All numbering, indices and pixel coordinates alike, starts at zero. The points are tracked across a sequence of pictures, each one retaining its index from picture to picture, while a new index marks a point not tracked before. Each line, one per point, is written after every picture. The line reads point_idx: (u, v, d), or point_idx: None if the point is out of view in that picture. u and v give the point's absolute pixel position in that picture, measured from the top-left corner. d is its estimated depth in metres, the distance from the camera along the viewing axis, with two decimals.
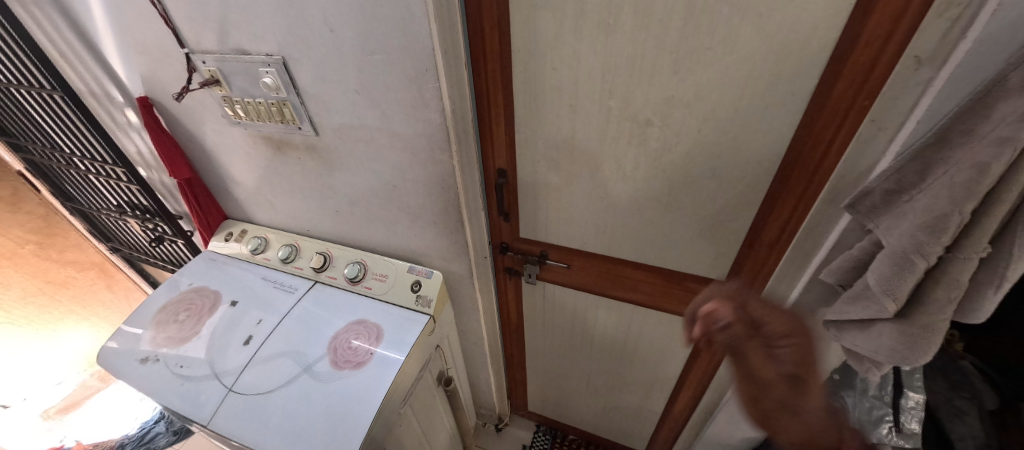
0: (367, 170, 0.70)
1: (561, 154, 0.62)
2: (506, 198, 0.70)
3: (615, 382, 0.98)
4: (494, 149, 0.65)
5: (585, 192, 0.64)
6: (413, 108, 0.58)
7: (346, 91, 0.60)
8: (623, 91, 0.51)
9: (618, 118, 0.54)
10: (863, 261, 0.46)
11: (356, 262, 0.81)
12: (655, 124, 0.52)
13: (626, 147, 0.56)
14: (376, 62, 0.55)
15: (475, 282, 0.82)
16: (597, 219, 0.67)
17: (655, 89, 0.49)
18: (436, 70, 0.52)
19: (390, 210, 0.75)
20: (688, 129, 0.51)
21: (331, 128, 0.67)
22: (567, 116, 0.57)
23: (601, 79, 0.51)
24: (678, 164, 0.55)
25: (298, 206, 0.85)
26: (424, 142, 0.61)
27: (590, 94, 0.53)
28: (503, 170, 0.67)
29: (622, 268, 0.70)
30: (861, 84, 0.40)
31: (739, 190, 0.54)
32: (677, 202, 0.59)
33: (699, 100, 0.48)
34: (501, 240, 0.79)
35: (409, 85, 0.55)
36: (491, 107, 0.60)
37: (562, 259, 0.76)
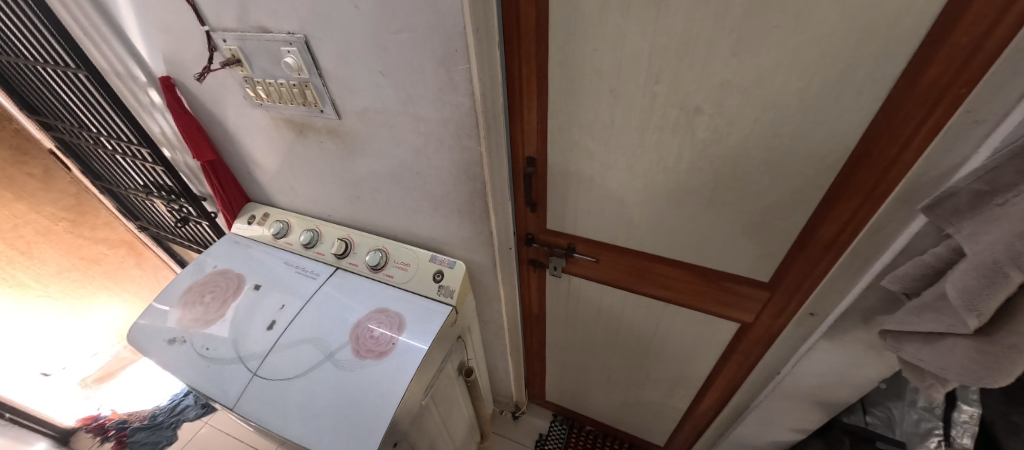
0: (391, 156, 0.68)
1: (596, 143, 0.58)
2: (534, 186, 0.68)
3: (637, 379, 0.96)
4: (524, 136, 0.61)
5: (621, 183, 0.61)
6: (440, 91, 0.54)
7: (370, 73, 0.57)
8: (671, 75, 0.46)
9: (662, 105, 0.49)
10: (938, 268, 0.42)
11: (378, 249, 0.80)
12: (706, 111, 0.48)
13: (670, 136, 0.52)
14: (402, 41, 0.51)
15: (498, 274, 0.80)
16: (632, 212, 0.63)
17: (708, 73, 0.45)
18: (467, 51, 0.49)
19: (414, 198, 0.73)
20: (743, 117, 0.46)
21: (354, 112, 0.64)
22: (606, 102, 0.53)
23: (647, 62, 0.47)
24: (727, 155, 0.50)
25: (320, 191, 0.84)
26: (451, 128, 0.58)
27: (633, 79, 0.49)
28: (532, 158, 0.64)
29: (652, 263, 0.68)
30: (959, 70, 0.34)
31: (795, 186, 0.49)
32: (722, 197, 0.55)
33: (759, 85, 0.43)
34: (526, 231, 0.76)
35: (437, 67, 0.52)
36: (523, 90, 0.56)
37: (590, 252, 0.73)
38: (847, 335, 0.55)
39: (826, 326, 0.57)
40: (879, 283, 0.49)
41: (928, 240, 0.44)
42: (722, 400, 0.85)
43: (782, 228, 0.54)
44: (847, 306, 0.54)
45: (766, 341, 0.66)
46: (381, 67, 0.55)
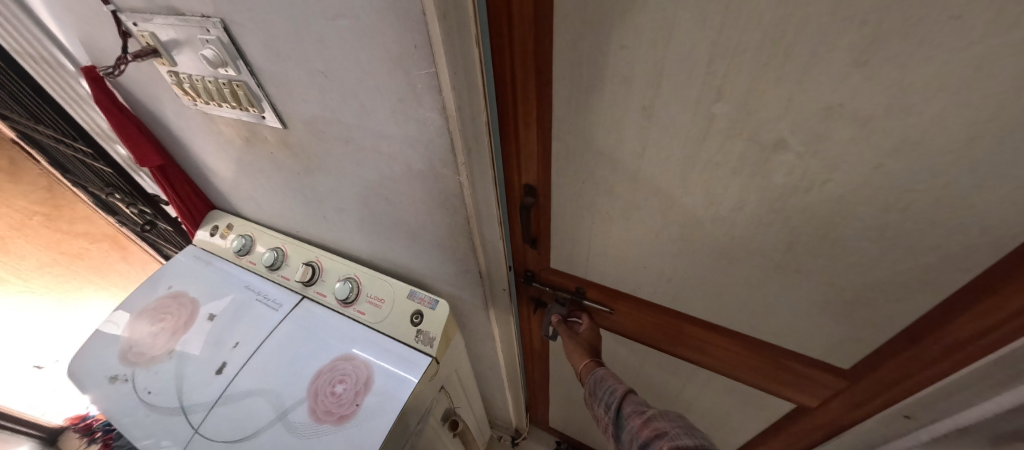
0: (353, 177, 0.53)
1: (620, 176, 0.43)
2: (534, 220, 0.54)
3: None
4: (522, 160, 0.46)
5: (654, 225, 0.46)
6: (401, 102, 0.39)
7: (309, 73, 0.42)
8: (744, 93, 0.31)
9: (724, 134, 0.34)
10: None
11: (348, 279, 0.67)
12: (793, 147, 0.32)
13: (731, 175, 0.37)
14: (342, 32, 0.36)
15: (491, 314, 0.66)
16: (669, 258, 0.49)
17: (805, 94, 0.29)
18: (431, 49, 0.33)
19: (385, 225, 0.59)
20: (853, 159, 0.31)
21: (299, 121, 0.49)
22: (638, 124, 0.37)
23: (706, 72, 0.31)
24: (815, 207, 0.35)
25: (282, 206, 0.70)
26: (419, 151, 0.43)
27: (681, 95, 0.33)
28: (532, 187, 0.49)
29: (680, 322, 0.57)
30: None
31: (914, 255, 0.34)
32: (796, 256, 0.40)
33: (891, 116, 0.27)
34: (525, 268, 0.64)
35: (393, 70, 0.36)
36: (518, 103, 0.40)
37: (603, 300, 0.62)
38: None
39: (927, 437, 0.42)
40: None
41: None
42: None
43: (885, 304, 0.39)
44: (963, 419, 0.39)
45: (833, 425, 0.53)
46: (322, 66, 0.40)
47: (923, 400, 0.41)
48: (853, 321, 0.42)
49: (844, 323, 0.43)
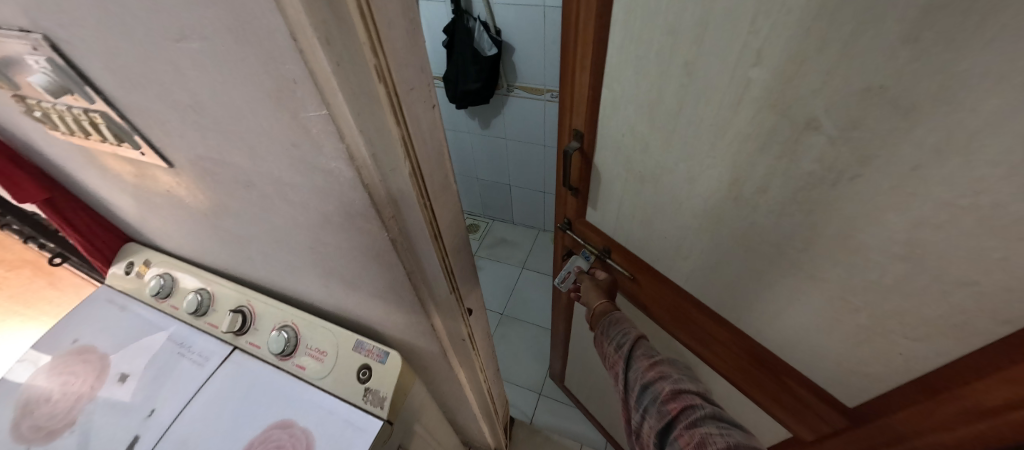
0: (267, 223, 0.43)
1: (655, 133, 0.49)
2: (575, 167, 0.65)
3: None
4: (574, 107, 0.59)
5: (679, 192, 0.51)
6: (297, 148, 0.29)
7: (174, 107, 0.31)
8: (784, 61, 0.33)
9: (758, 104, 0.37)
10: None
11: (283, 329, 0.58)
12: (826, 130, 0.33)
13: (760, 152, 0.39)
14: (198, 59, 0.26)
15: (453, 360, 0.58)
16: (690, 233, 0.53)
17: (847, 71, 0.29)
18: (314, 83, 0.24)
19: (318, 273, 0.49)
20: (890, 157, 0.30)
21: (185, 161, 0.38)
22: (681, 80, 0.42)
23: (747, 32, 0.34)
24: (841, 203, 0.35)
25: (200, 245, 0.60)
26: (332, 202, 0.34)
27: (720, 54, 0.37)
28: (579, 133, 0.61)
29: (692, 307, 0.60)
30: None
31: (944, 291, 0.32)
32: (815, 256, 0.40)
33: (937, 113, 0.27)
34: (565, 216, 0.75)
35: (275, 110, 0.27)
36: (577, 61, 0.53)
37: (625, 266, 0.68)
38: None
39: None
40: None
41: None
42: None
43: (902, 338, 0.36)
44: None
45: None
46: (187, 99, 0.30)
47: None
48: (864, 350, 0.40)
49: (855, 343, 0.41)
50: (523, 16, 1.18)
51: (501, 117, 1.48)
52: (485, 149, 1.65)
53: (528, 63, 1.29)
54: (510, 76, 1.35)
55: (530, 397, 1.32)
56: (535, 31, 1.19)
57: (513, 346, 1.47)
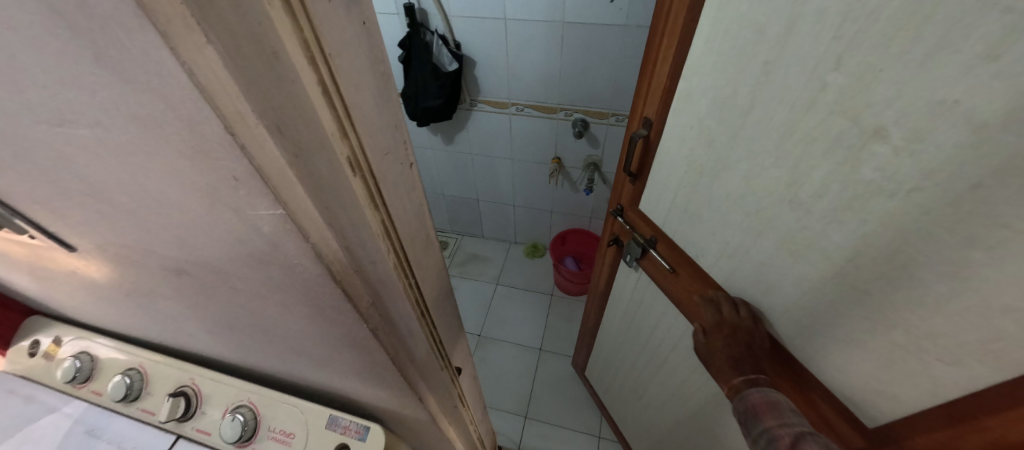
0: (211, 306, 0.35)
1: (724, 128, 0.52)
2: (639, 154, 0.70)
3: (662, 406, 0.89)
4: (648, 98, 0.64)
5: (735, 189, 0.53)
6: (245, 245, 0.23)
7: (64, 193, 0.24)
8: (862, 68, 0.35)
9: (829, 108, 0.39)
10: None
11: (237, 411, 0.49)
12: (892, 140, 0.35)
13: (823, 156, 0.41)
14: (94, 146, 0.19)
15: (444, 423, 0.52)
16: (738, 231, 0.55)
17: (923, 83, 0.31)
18: (265, 182, 0.18)
19: (281, 351, 0.42)
20: (954, 172, 0.32)
21: (93, 247, 0.30)
22: (758, 79, 0.45)
23: (833, 37, 0.36)
24: (895, 215, 0.36)
25: (125, 321, 0.49)
26: (295, 295, 0.28)
27: (803, 54, 0.40)
28: (649, 122, 0.66)
29: (729, 308, 0.61)
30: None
31: (983, 315, 0.33)
32: (857, 266, 0.41)
33: (1007, 132, 0.28)
34: (620, 203, 0.81)
35: (212, 207, 0.21)
36: (660, 57, 0.59)
37: (667, 258, 0.71)
38: None
39: None
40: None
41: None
42: None
43: (936, 361, 0.37)
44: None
45: None
46: (84, 186, 0.22)
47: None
48: (891, 370, 0.41)
49: (885, 363, 0.41)
50: (482, 30, 1.12)
51: (466, 131, 1.42)
52: (451, 165, 1.58)
53: (490, 77, 1.24)
54: (473, 91, 1.29)
55: (517, 421, 1.27)
56: (496, 45, 1.15)
57: (495, 369, 1.42)
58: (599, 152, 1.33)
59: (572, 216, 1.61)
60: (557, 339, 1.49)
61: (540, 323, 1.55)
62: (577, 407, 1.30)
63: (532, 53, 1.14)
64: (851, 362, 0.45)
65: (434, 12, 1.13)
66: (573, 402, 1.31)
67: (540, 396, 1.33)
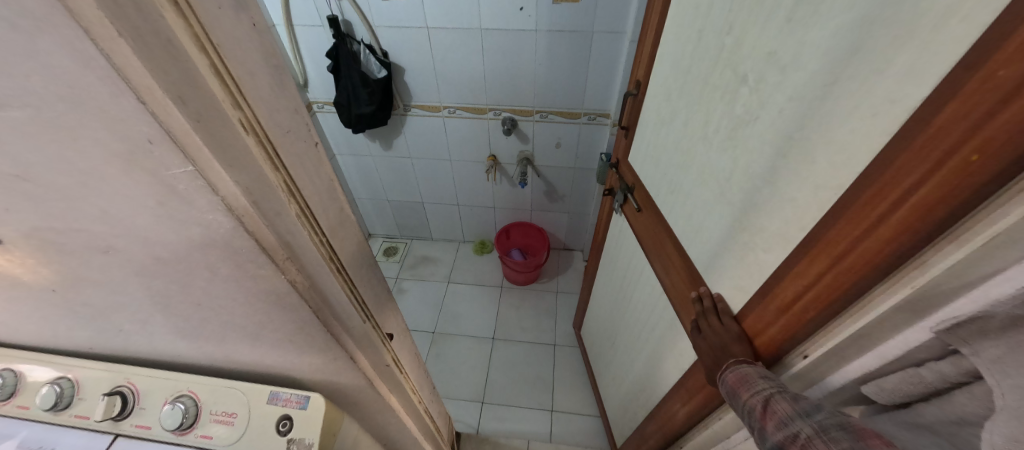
0: (142, 288, 0.39)
1: (676, 84, 0.65)
2: (630, 109, 0.84)
3: (627, 351, 1.01)
4: (639, 64, 0.79)
5: (677, 134, 0.66)
6: (169, 208, 0.29)
7: None
8: (743, 27, 0.49)
9: (725, 61, 0.53)
10: (939, 386, 0.35)
11: (179, 400, 0.51)
12: (749, 82, 0.48)
13: (720, 99, 0.55)
14: (23, 127, 0.24)
15: (382, 389, 0.58)
16: (676, 169, 0.68)
17: (766, 36, 0.45)
18: (173, 140, 0.24)
19: (216, 330, 0.45)
20: (770, 100, 0.45)
21: (19, 237, 0.33)
22: (695, 38, 0.59)
23: (733, 6, 0.50)
24: (749, 140, 0.49)
25: (44, 331, 0.49)
26: (217, 255, 0.33)
27: (720, 16, 0.53)
28: (638, 83, 0.81)
29: (667, 239, 0.73)
30: (986, 118, 0.26)
31: (777, 219, 0.45)
32: (728, 187, 0.54)
33: (793, 70, 0.41)
34: (616, 158, 0.95)
35: (133, 174, 0.26)
36: (648, 27, 0.74)
37: (637, 201, 0.84)
38: None
39: None
40: (856, 384, 0.42)
41: (929, 351, 0.35)
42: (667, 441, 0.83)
43: (758, 264, 0.50)
44: (816, 397, 0.46)
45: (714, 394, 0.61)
46: (13, 168, 0.27)
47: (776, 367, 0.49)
48: (738, 278, 0.54)
49: (736, 273, 0.54)
50: (406, 39, 1.19)
51: (403, 136, 1.48)
52: (392, 170, 1.62)
53: (421, 83, 1.30)
54: (405, 96, 1.35)
55: (475, 407, 1.33)
56: (422, 52, 1.22)
57: (451, 362, 1.46)
58: (530, 147, 1.44)
59: (514, 210, 1.72)
60: (509, 327, 1.57)
61: (493, 315, 1.62)
62: (531, 386, 1.38)
63: (454, 58, 1.22)
64: (720, 278, 0.58)
65: (358, 23, 1.18)
66: (526, 383, 1.40)
67: (496, 381, 1.40)
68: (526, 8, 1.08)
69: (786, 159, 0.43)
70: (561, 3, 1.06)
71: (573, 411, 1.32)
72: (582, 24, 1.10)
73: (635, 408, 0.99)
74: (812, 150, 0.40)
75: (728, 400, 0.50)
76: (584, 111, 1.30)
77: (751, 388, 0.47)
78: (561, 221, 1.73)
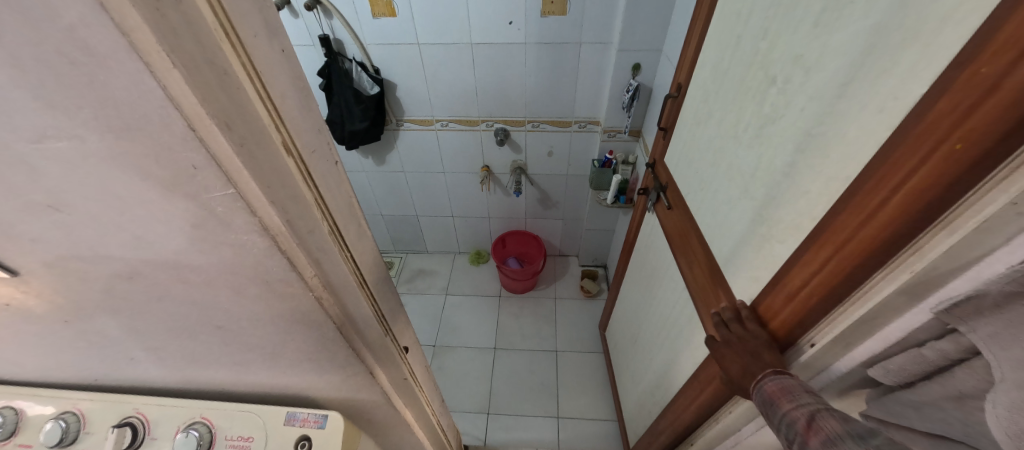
0: (164, 312, 0.38)
1: (715, 85, 0.68)
2: (671, 110, 0.87)
3: (648, 350, 1.02)
4: (682, 66, 0.81)
5: (711, 134, 0.69)
6: (202, 229, 0.29)
7: (24, 207, 0.28)
8: (775, 31, 0.52)
9: (757, 63, 0.55)
10: (943, 363, 0.37)
11: (192, 428, 0.50)
12: (777, 82, 0.51)
13: (750, 98, 0.57)
14: (65, 157, 0.24)
15: (399, 404, 0.58)
16: (708, 167, 0.70)
17: (795, 38, 0.48)
18: (218, 166, 0.24)
19: (236, 351, 0.45)
20: (792, 99, 0.48)
21: (42, 265, 0.33)
22: (733, 41, 0.62)
23: (766, 12, 0.53)
24: (772, 137, 0.52)
25: (46, 364, 0.47)
26: (245, 275, 0.33)
27: (755, 20, 0.56)
28: (680, 86, 0.83)
29: (692, 235, 0.75)
30: (968, 112, 0.28)
31: (792, 211, 0.48)
32: (750, 181, 0.57)
33: (816, 71, 0.44)
34: (653, 158, 0.97)
35: (169, 197, 0.26)
36: (692, 31, 0.77)
37: (670, 200, 0.86)
38: None
39: None
40: (862, 368, 0.44)
41: (928, 332, 0.37)
42: (679, 438, 0.84)
43: (772, 256, 0.52)
44: (824, 384, 0.48)
45: (722, 386, 0.63)
46: (47, 198, 0.27)
47: (785, 356, 0.51)
48: (754, 270, 0.56)
49: (752, 266, 0.56)
50: (398, 55, 1.21)
51: (396, 151, 1.48)
52: (386, 184, 1.61)
53: (415, 97, 1.32)
54: (397, 111, 1.36)
55: (480, 418, 1.32)
56: (413, 68, 1.24)
57: (453, 375, 1.45)
58: (524, 156, 1.46)
59: (508, 219, 1.73)
60: (511, 337, 1.57)
61: (493, 325, 1.61)
62: (535, 394, 1.38)
63: (448, 72, 1.24)
64: (737, 272, 0.60)
65: (349, 41, 1.19)
66: (530, 390, 1.39)
67: (500, 391, 1.40)
68: (516, 22, 1.11)
69: (804, 154, 0.46)
70: (549, 17, 1.09)
71: (579, 416, 1.32)
72: (570, 36, 1.13)
73: (650, 405, 1.00)
74: (826, 144, 0.43)
75: (764, 410, 0.47)
76: (575, 120, 1.34)
77: (794, 400, 0.44)
78: (559, 229, 1.75)
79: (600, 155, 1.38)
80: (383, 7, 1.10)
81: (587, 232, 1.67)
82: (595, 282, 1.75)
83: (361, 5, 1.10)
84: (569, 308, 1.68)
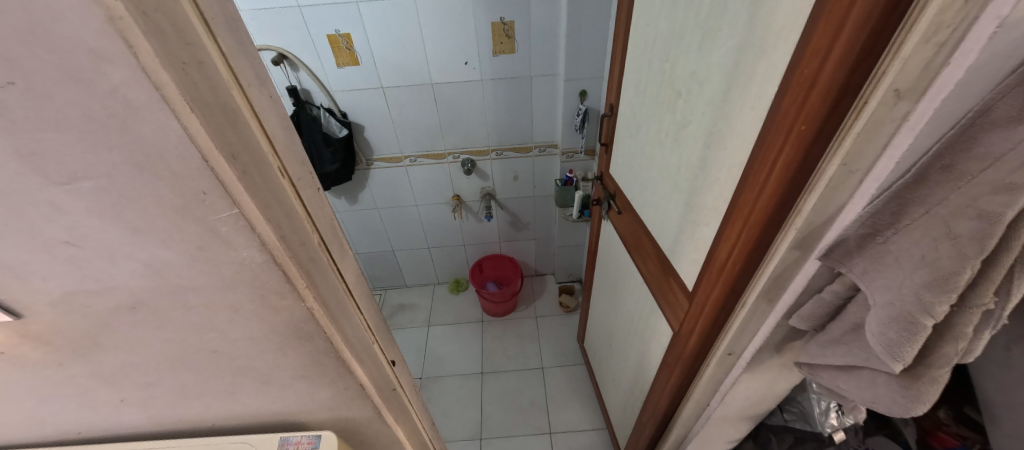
0: (159, 342, 0.41)
1: (638, 102, 0.79)
2: (608, 128, 0.98)
3: (623, 350, 1.08)
4: (611, 88, 0.94)
5: (642, 143, 0.80)
6: (209, 250, 0.34)
7: (42, 246, 0.31)
8: (673, 55, 0.63)
9: (666, 81, 0.67)
10: (839, 304, 0.45)
11: None
12: (682, 94, 0.62)
13: (665, 109, 0.68)
14: (92, 196, 0.29)
15: (390, 417, 0.60)
16: (643, 172, 0.80)
17: (688, 59, 0.59)
18: (224, 188, 0.30)
19: (228, 378, 0.47)
20: (695, 107, 0.59)
21: (46, 305, 0.35)
22: (646, 65, 0.74)
23: (665, 40, 0.65)
24: (686, 139, 0.62)
25: (23, 423, 0.47)
26: (244, 291, 0.38)
27: (659, 47, 0.68)
28: (612, 105, 0.95)
29: (642, 234, 0.84)
30: (802, 102, 0.38)
31: (710, 197, 0.57)
32: (676, 179, 0.67)
33: (706, 83, 0.56)
34: (600, 171, 1.08)
35: (181, 221, 0.31)
36: (614, 59, 0.89)
37: (619, 205, 0.96)
38: (762, 360, 0.59)
39: (745, 362, 0.60)
40: (785, 320, 0.53)
41: (824, 277, 0.46)
42: (661, 427, 0.88)
43: (702, 237, 0.61)
44: (762, 341, 0.56)
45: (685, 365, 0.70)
46: (66, 234, 0.31)
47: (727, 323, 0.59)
48: (692, 253, 0.65)
49: (689, 250, 0.65)
50: (362, 99, 1.29)
51: (367, 189, 1.53)
52: (359, 222, 1.64)
53: (381, 137, 1.39)
54: (366, 151, 1.43)
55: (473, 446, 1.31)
56: (377, 110, 1.32)
57: (442, 405, 1.44)
58: (491, 182, 1.55)
59: (483, 245, 1.79)
60: (497, 359, 1.58)
61: (478, 350, 1.62)
62: (525, 413, 1.39)
63: (412, 112, 1.33)
64: (679, 258, 0.69)
65: (315, 90, 1.27)
66: (521, 409, 1.40)
67: (491, 415, 1.39)
68: (470, 62, 1.23)
69: (712, 149, 0.56)
70: (500, 55, 1.22)
71: (572, 428, 1.33)
72: (520, 71, 1.25)
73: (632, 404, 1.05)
74: (724, 139, 0.53)
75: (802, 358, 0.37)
76: (534, 145, 1.45)
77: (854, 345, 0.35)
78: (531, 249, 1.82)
79: (561, 175, 1.49)
80: (346, 57, 1.19)
81: (559, 248, 1.74)
82: (572, 296, 1.82)
83: (324, 57, 1.19)
84: (551, 325, 1.72)
